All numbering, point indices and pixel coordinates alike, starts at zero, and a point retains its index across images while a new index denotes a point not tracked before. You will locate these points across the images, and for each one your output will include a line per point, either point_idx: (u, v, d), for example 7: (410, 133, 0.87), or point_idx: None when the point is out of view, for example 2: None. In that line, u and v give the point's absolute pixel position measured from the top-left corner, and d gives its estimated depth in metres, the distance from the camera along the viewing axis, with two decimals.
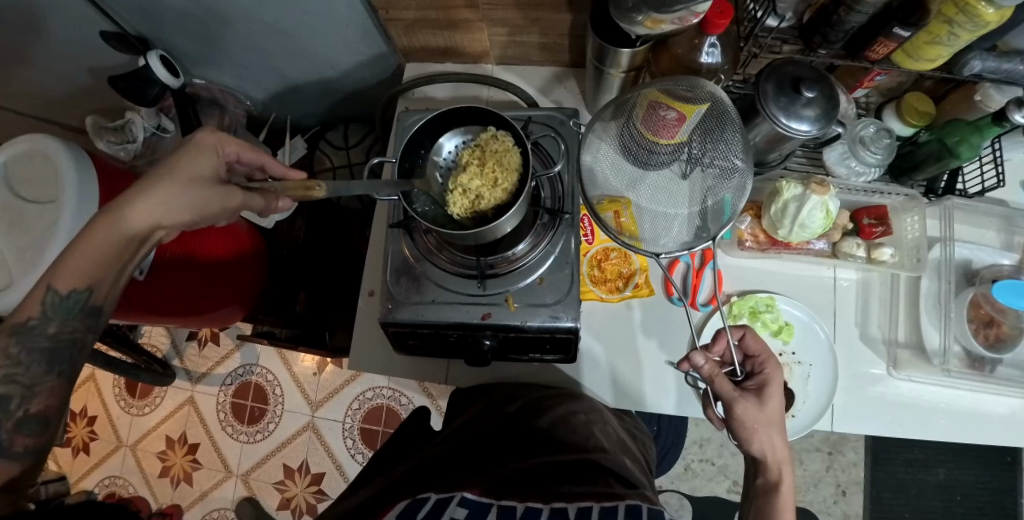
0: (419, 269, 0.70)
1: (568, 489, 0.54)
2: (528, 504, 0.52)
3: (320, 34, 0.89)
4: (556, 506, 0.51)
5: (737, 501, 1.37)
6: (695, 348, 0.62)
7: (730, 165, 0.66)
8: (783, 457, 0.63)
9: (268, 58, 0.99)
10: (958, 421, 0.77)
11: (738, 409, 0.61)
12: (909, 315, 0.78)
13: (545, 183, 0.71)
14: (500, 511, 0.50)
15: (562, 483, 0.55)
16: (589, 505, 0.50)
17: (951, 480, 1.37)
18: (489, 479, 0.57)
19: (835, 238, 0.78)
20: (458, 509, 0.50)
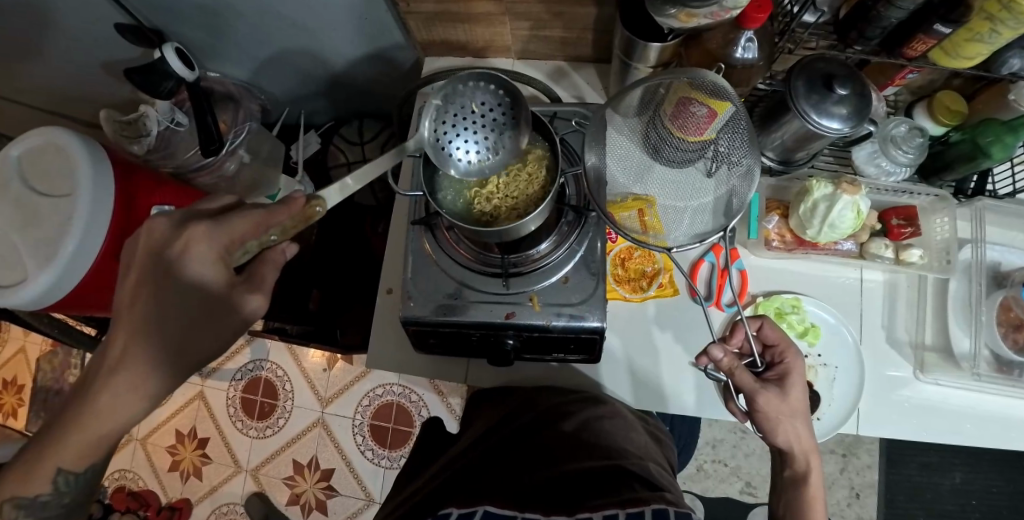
0: (441, 266, 0.69)
1: (593, 495, 0.51)
2: (552, 516, 0.48)
3: (337, 28, 0.88)
4: (582, 515, 0.47)
5: (750, 502, 1.36)
6: (713, 341, 0.58)
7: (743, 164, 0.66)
8: (809, 447, 0.62)
9: (284, 52, 0.98)
10: (986, 426, 0.75)
11: (760, 401, 0.59)
12: (936, 318, 0.77)
13: (570, 180, 0.70)
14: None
15: (587, 489, 0.53)
16: (616, 512, 0.46)
17: (967, 484, 1.35)
18: (512, 487, 0.55)
19: (862, 239, 0.76)
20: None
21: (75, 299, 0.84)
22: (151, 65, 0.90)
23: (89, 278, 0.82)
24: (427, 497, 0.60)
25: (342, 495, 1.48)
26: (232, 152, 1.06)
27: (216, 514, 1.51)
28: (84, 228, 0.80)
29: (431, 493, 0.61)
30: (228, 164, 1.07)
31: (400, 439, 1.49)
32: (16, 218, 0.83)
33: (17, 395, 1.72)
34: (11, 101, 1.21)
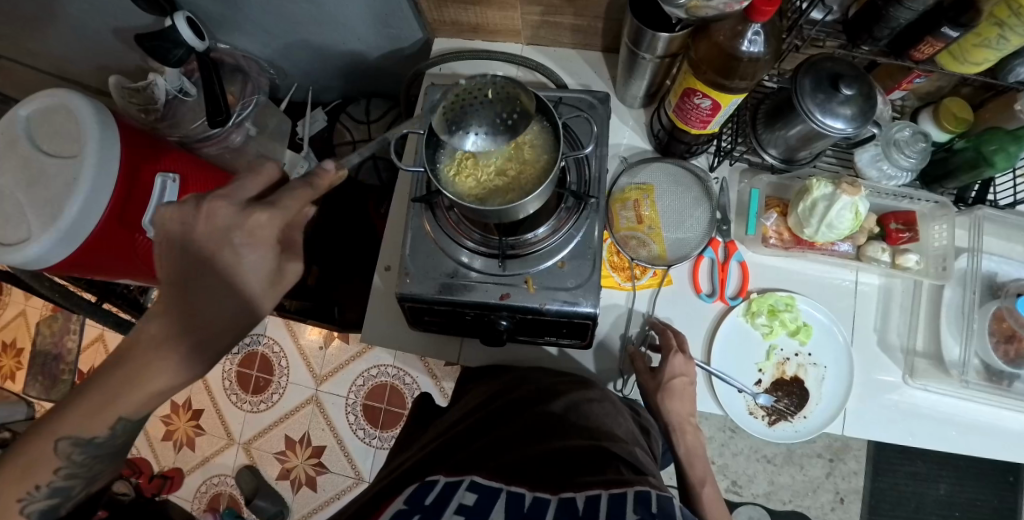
0: (438, 247, 0.70)
1: (578, 475, 0.51)
2: (536, 492, 0.49)
3: (350, 4, 0.87)
4: (566, 494, 0.48)
5: (733, 500, 1.38)
6: (625, 338, 0.76)
7: (762, 158, 0.74)
8: (687, 426, 0.72)
9: (295, 26, 0.98)
10: (970, 434, 0.76)
11: (647, 386, 0.71)
12: (928, 326, 0.77)
13: (572, 165, 0.70)
14: (508, 496, 0.48)
15: (573, 468, 0.53)
16: (599, 492, 0.47)
17: (952, 495, 1.37)
18: (498, 459, 0.56)
19: (860, 241, 0.75)
20: (466, 494, 0.48)
21: (77, 260, 0.84)
22: (161, 32, 0.91)
23: (91, 240, 0.83)
24: (415, 465, 0.62)
25: (332, 472, 1.50)
26: (239, 124, 1.08)
27: (207, 485, 1.53)
28: (90, 189, 0.80)
29: (418, 462, 0.62)
30: (235, 136, 1.09)
31: (392, 420, 1.51)
32: (20, 177, 0.83)
33: (17, 358, 1.75)
34: (23, 64, 1.22)
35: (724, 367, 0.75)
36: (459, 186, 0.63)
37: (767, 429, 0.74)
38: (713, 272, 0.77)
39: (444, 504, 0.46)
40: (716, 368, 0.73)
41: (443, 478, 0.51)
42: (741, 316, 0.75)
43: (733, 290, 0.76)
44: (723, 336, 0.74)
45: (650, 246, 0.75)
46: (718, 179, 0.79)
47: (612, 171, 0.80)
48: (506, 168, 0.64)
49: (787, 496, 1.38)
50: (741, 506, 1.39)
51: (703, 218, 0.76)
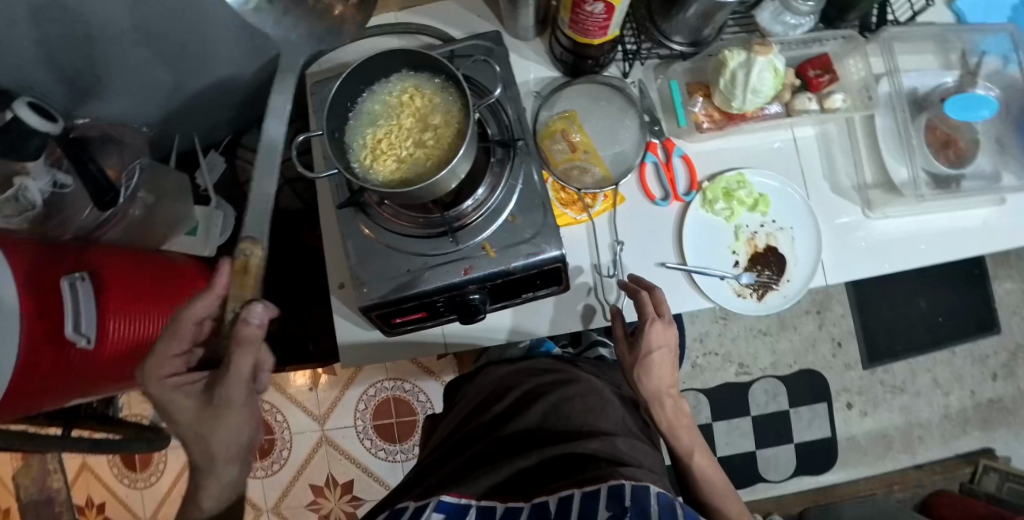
0: (387, 246, 0.66)
1: (555, 479, 0.58)
2: (512, 504, 0.57)
3: (204, 26, 0.80)
4: (539, 500, 0.55)
5: (747, 381, 1.45)
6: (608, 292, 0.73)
7: (671, 49, 0.75)
8: (665, 394, 0.72)
9: (155, 72, 0.90)
10: (933, 242, 0.81)
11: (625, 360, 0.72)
12: (873, 157, 0.77)
13: (488, 116, 0.66)
14: (479, 510, 0.56)
15: (552, 473, 0.60)
16: (572, 493, 0.53)
17: (932, 306, 1.47)
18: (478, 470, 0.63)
19: (786, 99, 0.75)
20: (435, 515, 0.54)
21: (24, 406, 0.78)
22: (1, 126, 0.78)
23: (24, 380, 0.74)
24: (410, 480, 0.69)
25: (370, 501, 1.47)
26: (133, 196, 0.98)
27: None
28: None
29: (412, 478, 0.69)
30: (133, 210, 0.99)
31: (408, 430, 1.49)
32: None
33: None
34: None
35: (701, 262, 0.74)
36: (381, 171, 0.60)
37: (758, 305, 0.74)
38: (658, 173, 0.75)
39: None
40: (694, 265, 0.72)
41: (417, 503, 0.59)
42: (701, 209, 0.74)
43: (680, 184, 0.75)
44: (691, 233, 0.72)
45: (594, 171, 0.72)
46: (632, 83, 0.76)
47: (529, 111, 0.76)
48: (421, 136, 0.60)
49: (791, 360, 1.46)
50: (754, 383, 1.45)
51: (635, 125, 0.74)
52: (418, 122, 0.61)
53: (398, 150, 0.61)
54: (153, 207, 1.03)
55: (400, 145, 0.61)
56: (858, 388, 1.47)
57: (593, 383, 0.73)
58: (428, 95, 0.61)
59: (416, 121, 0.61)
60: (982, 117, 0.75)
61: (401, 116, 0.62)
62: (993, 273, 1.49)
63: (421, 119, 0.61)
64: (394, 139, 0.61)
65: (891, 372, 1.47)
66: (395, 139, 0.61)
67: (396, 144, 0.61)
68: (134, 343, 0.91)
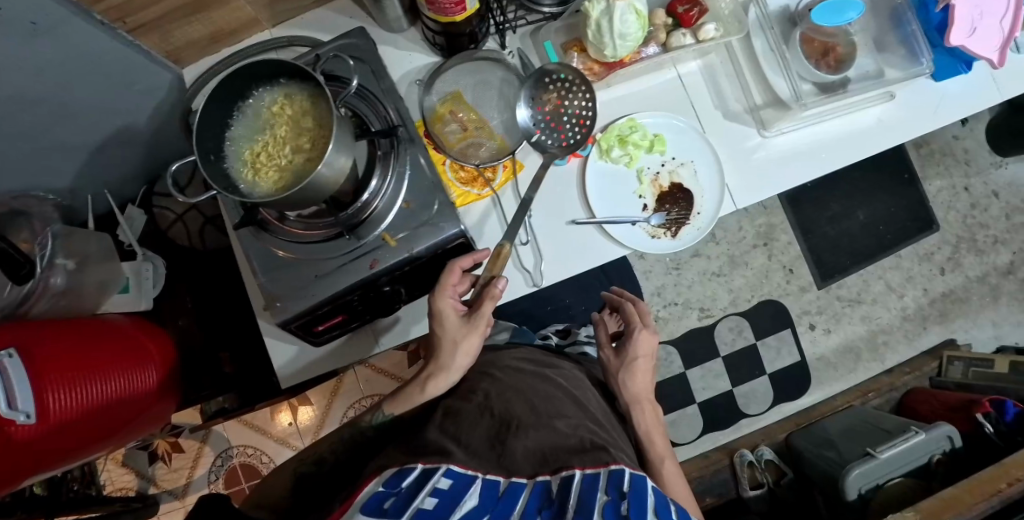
0: (292, 257, 0.67)
1: (555, 455, 0.57)
2: (513, 478, 0.54)
3: (77, 85, 0.78)
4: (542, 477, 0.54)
5: (710, 324, 1.50)
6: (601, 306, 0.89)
7: (543, 12, 0.74)
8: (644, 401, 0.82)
9: (46, 143, 0.88)
10: (835, 146, 0.83)
11: (612, 365, 0.85)
12: (757, 77, 0.78)
13: (365, 110, 0.66)
14: (481, 481, 0.53)
15: (550, 446, 0.59)
16: (574, 474, 0.54)
17: (871, 217, 1.53)
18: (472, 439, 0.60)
19: (663, 39, 0.75)
20: (441, 479, 0.51)
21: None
22: None
23: None
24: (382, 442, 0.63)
25: None
26: (52, 263, 0.89)
27: None
28: None
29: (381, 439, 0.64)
30: (55, 279, 0.90)
31: None
32: None
33: None
34: None
35: (611, 212, 0.75)
36: (264, 184, 0.60)
37: (675, 241, 0.76)
38: (550, 113, 0.74)
39: (416, 493, 0.49)
40: (603, 216, 0.74)
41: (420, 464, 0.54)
42: (600, 160, 0.75)
43: (574, 124, 0.74)
44: (594, 186, 0.74)
45: (488, 144, 0.74)
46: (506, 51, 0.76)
47: (409, 98, 0.76)
48: (298, 143, 0.61)
49: (749, 294, 1.52)
50: (718, 323, 1.51)
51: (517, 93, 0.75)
52: (295, 130, 0.61)
53: (279, 161, 0.61)
54: (77, 274, 0.94)
55: (279, 155, 0.61)
56: (817, 308, 1.53)
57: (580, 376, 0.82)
58: (300, 101, 0.62)
59: (292, 129, 0.61)
60: (850, 18, 0.75)
61: (276, 127, 0.62)
62: (922, 173, 1.55)
63: (296, 127, 0.61)
64: (273, 150, 0.62)
65: (845, 286, 1.54)
66: (273, 151, 0.62)
67: (275, 155, 0.61)
68: (77, 412, 0.85)
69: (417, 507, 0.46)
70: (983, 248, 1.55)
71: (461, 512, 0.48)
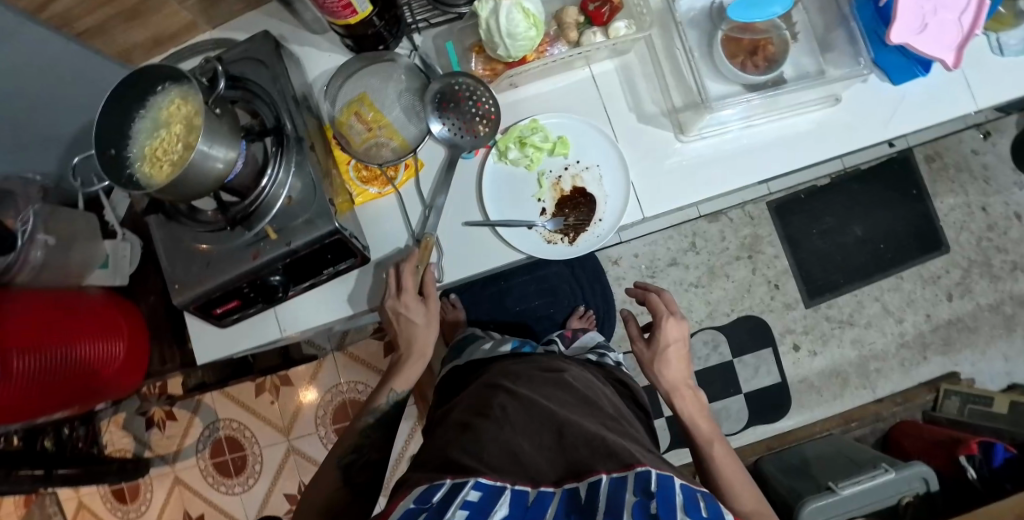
0: (190, 244, 0.71)
1: (585, 461, 0.54)
2: (541, 487, 0.52)
3: (41, 82, 0.85)
4: (570, 484, 0.51)
5: (685, 336, 1.42)
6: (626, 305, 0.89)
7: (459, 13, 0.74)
8: (677, 383, 0.82)
9: (24, 133, 0.96)
10: (766, 152, 0.77)
11: (645, 356, 0.85)
12: (675, 77, 0.73)
13: (260, 108, 0.70)
14: (512, 492, 0.49)
15: (581, 451, 0.55)
16: (600, 477, 0.50)
17: (870, 233, 1.41)
18: (493, 446, 0.56)
19: (573, 37, 0.73)
20: (470, 491, 0.48)
21: None
22: None
23: None
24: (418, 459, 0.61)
25: None
26: (31, 239, 0.97)
27: None
28: None
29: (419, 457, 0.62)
30: (35, 252, 0.98)
31: None
32: None
33: None
34: None
35: (504, 215, 0.75)
36: (156, 175, 0.64)
37: (571, 248, 0.74)
38: (453, 112, 0.74)
39: (445, 508, 0.46)
40: (496, 219, 0.73)
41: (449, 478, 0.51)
42: (499, 161, 0.75)
43: (479, 118, 0.73)
44: (489, 187, 0.74)
45: (390, 144, 0.74)
46: (410, 52, 0.77)
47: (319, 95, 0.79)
48: (187, 139, 0.64)
49: (728, 307, 1.43)
50: (693, 336, 1.43)
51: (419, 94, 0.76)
52: (183, 126, 0.65)
53: (169, 155, 0.65)
54: (58, 249, 1.02)
55: (169, 148, 0.65)
56: (802, 328, 1.42)
57: (580, 373, 0.78)
58: (190, 98, 0.65)
59: (181, 125, 0.65)
60: (777, 13, 0.69)
61: (171, 123, 0.66)
62: (932, 189, 1.42)
63: (183, 122, 0.65)
64: (166, 145, 0.66)
65: (836, 307, 1.42)
66: (167, 145, 0.66)
67: (167, 150, 0.65)
68: (40, 372, 0.95)
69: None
70: (999, 273, 1.41)
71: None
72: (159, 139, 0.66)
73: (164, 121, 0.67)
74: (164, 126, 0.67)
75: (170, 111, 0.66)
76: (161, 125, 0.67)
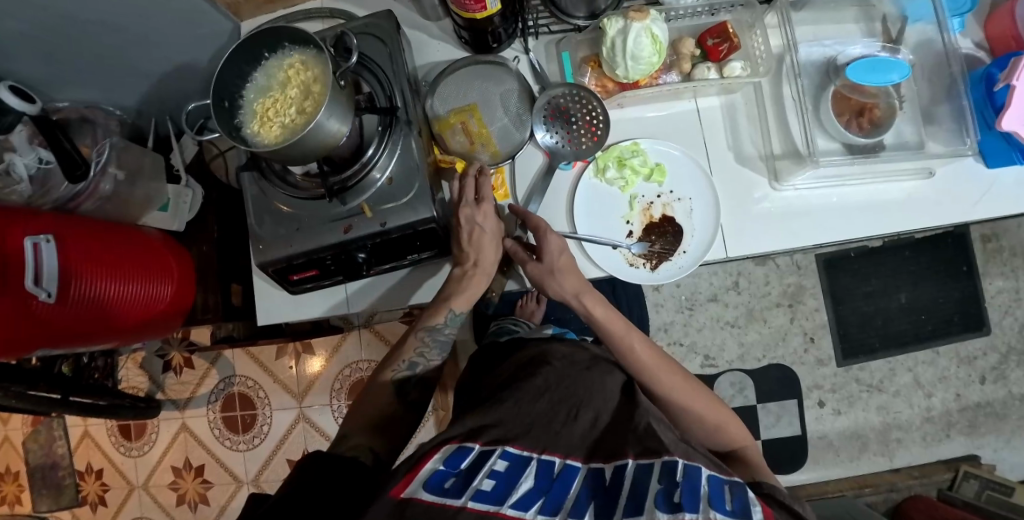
0: (279, 206, 0.72)
1: (610, 442, 0.57)
2: (568, 459, 0.55)
3: (152, 23, 0.86)
4: (596, 463, 0.54)
5: (712, 373, 1.42)
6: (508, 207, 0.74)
7: (575, 24, 0.76)
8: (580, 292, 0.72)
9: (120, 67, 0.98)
10: (853, 214, 0.76)
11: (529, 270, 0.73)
12: (779, 124, 0.75)
13: (373, 88, 0.71)
14: (538, 465, 0.53)
15: (609, 433, 0.58)
16: (627, 461, 0.53)
17: (914, 302, 1.41)
18: (523, 413, 0.59)
19: (685, 68, 0.75)
20: (497, 460, 0.52)
21: None
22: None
23: None
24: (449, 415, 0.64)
25: None
26: (103, 170, 0.97)
27: None
28: None
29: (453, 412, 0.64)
30: (103, 185, 0.98)
31: None
32: None
33: (16, 484, 1.79)
34: None
35: (591, 230, 0.76)
36: (265, 135, 0.65)
37: (651, 274, 0.75)
38: (559, 124, 0.75)
39: (474, 474, 0.50)
40: (583, 233, 0.74)
41: (477, 445, 0.55)
42: (594, 177, 0.76)
43: (583, 131, 0.75)
44: (581, 200, 0.75)
45: (485, 150, 0.76)
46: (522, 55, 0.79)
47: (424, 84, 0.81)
48: (303, 105, 0.65)
49: (760, 352, 1.42)
50: (720, 375, 1.43)
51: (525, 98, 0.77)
52: (299, 93, 0.66)
53: (281, 119, 0.66)
54: (125, 185, 1.03)
55: (282, 111, 0.66)
56: (831, 385, 1.42)
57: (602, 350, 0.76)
58: (310, 66, 0.66)
59: (297, 91, 0.66)
60: (893, 81, 0.69)
61: (286, 87, 0.67)
62: (983, 269, 1.41)
63: (300, 90, 0.66)
64: (278, 107, 0.66)
65: (868, 370, 1.41)
66: (278, 107, 0.66)
67: (279, 112, 0.66)
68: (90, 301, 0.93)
69: (476, 487, 0.48)
70: None
71: (516, 495, 0.49)
72: (271, 100, 0.67)
73: (280, 83, 0.68)
74: (279, 88, 0.67)
75: (287, 74, 0.67)
76: (276, 86, 0.68)
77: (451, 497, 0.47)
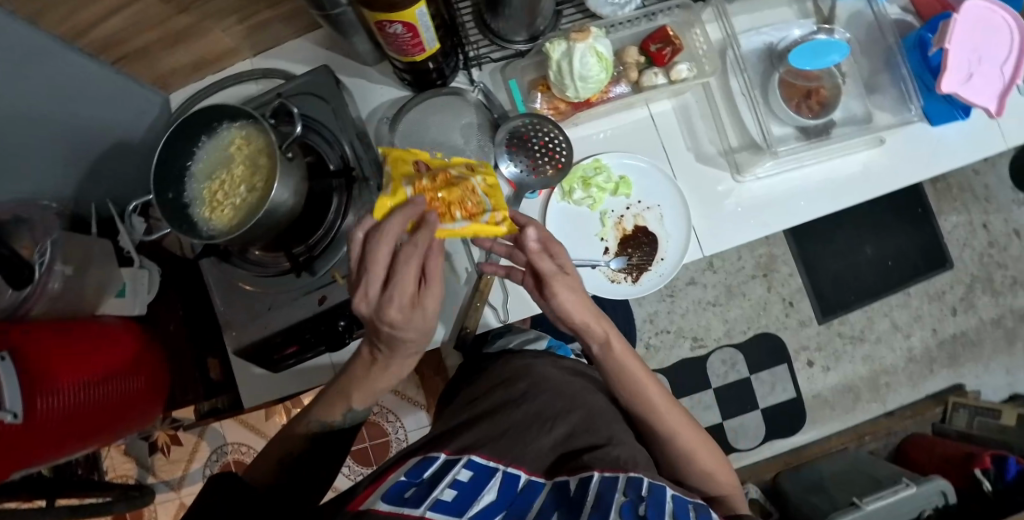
0: (244, 286, 0.68)
1: (578, 455, 0.55)
2: (533, 476, 0.54)
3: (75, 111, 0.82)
4: (562, 477, 0.52)
5: (704, 354, 1.45)
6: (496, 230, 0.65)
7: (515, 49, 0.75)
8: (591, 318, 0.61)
9: None
10: (817, 193, 0.78)
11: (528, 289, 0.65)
12: (732, 118, 0.76)
13: (323, 148, 0.68)
14: (502, 476, 0.52)
15: (579, 448, 0.56)
16: (592, 472, 0.51)
17: (880, 251, 1.46)
18: (492, 429, 0.57)
19: (633, 77, 0.75)
20: (461, 470, 0.51)
21: None
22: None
23: None
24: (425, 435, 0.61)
25: None
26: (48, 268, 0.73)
27: None
28: None
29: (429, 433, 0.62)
30: (52, 284, 0.74)
31: None
32: None
33: None
34: None
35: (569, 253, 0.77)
36: (218, 219, 0.62)
37: (635, 286, 0.77)
38: (522, 152, 0.73)
39: (437, 483, 0.49)
40: None
41: (444, 455, 0.54)
42: (563, 200, 0.77)
43: (546, 158, 0.73)
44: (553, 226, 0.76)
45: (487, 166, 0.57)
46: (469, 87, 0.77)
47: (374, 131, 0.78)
48: (252, 182, 0.62)
49: (745, 325, 1.46)
50: (711, 354, 1.45)
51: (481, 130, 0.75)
52: (246, 169, 0.63)
53: (232, 199, 0.62)
54: (76, 279, 0.79)
55: (231, 191, 0.62)
56: (816, 344, 1.46)
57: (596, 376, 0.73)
58: (252, 138, 0.63)
59: (242, 166, 0.63)
60: (834, 61, 0.70)
61: (231, 164, 0.64)
62: (937, 208, 1.48)
63: (245, 166, 0.63)
64: (226, 186, 0.63)
65: (848, 323, 1.46)
66: (226, 186, 0.63)
67: (227, 192, 0.63)
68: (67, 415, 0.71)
69: (436, 497, 0.46)
70: (999, 289, 1.48)
71: (478, 506, 0.47)
72: (217, 180, 0.64)
73: (223, 160, 0.64)
74: (223, 166, 0.64)
75: (230, 151, 0.64)
76: (220, 164, 0.64)
77: (410, 506, 0.45)
